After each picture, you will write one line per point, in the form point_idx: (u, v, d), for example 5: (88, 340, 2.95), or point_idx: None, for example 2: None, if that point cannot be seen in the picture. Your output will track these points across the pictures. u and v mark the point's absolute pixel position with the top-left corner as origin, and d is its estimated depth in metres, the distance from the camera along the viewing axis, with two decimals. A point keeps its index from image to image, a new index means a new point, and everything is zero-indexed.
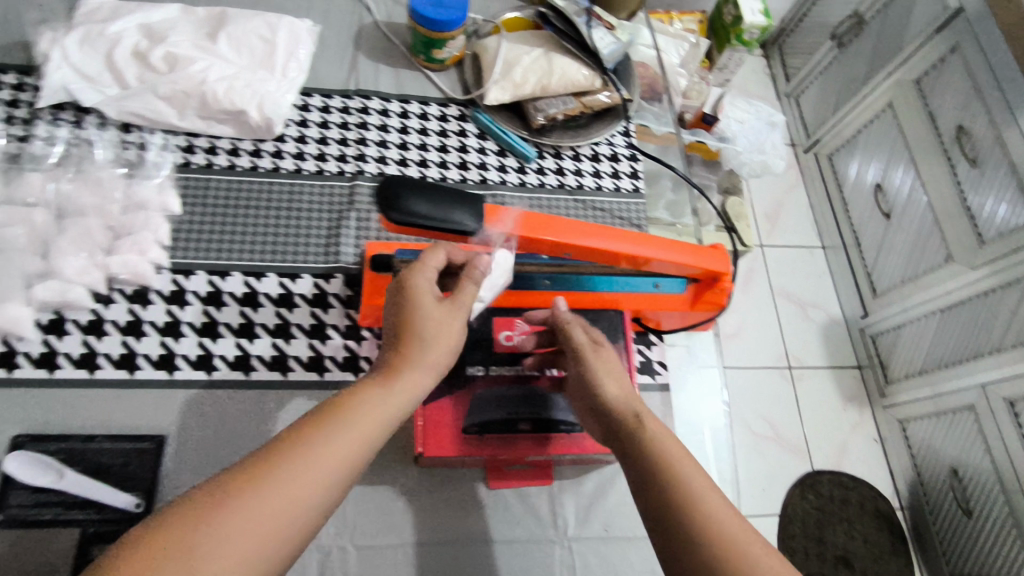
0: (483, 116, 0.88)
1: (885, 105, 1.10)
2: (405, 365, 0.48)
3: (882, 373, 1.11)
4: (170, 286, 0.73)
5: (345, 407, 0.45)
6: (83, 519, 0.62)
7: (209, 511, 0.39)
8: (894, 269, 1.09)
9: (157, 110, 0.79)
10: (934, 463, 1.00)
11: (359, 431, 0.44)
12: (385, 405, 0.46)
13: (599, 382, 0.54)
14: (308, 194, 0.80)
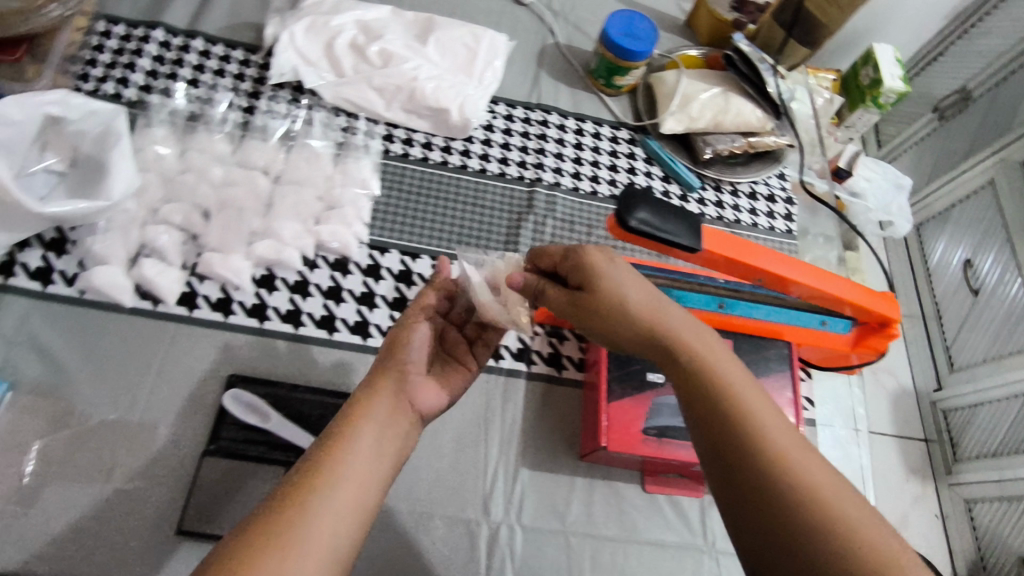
0: (653, 143, 0.94)
1: (987, 181, 0.94)
2: (392, 375, 0.56)
3: (952, 451, 0.90)
4: (367, 260, 0.79)
5: (352, 419, 0.51)
6: (284, 460, 0.67)
7: (293, 515, 0.42)
8: (976, 347, 0.92)
9: (368, 99, 0.85)
10: (1001, 552, 0.80)
11: (373, 431, 0.51)
12: (383, 402, 0.54)
13: (621, 315, 0.49)
14: (491, 193, 0.86)
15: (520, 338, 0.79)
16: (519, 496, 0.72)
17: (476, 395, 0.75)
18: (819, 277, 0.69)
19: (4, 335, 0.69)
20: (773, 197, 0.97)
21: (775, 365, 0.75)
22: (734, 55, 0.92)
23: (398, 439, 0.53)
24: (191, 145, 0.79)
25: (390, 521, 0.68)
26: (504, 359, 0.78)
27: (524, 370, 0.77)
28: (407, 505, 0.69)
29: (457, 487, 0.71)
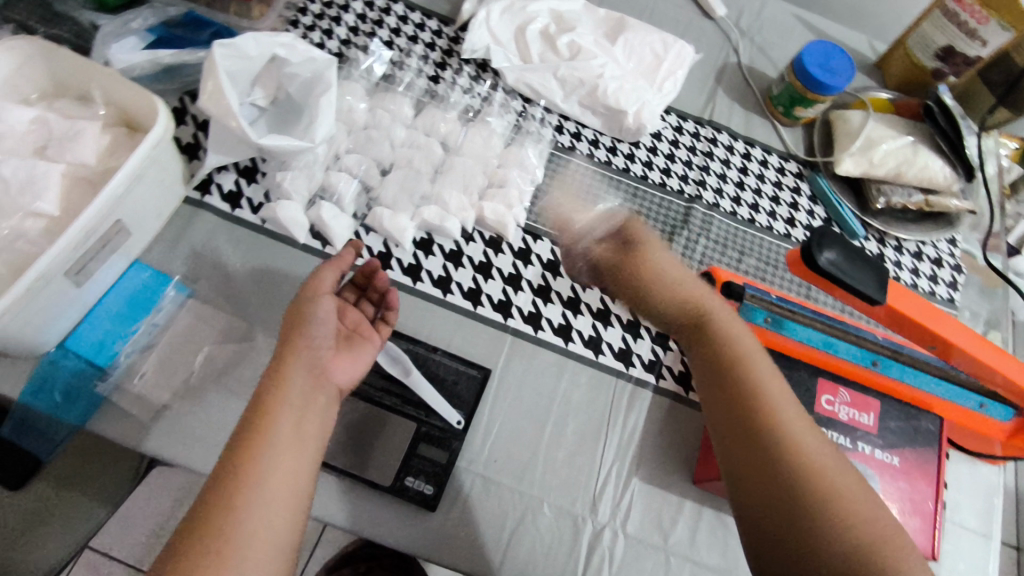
0: (823, 182, 0.90)
1: None
2: (298, 350, 0.54)
3: None
4: (520, 243, 0.80)
5: (266, 404, 0.50)
6: (415, 417, 0.69)
7: (226, 502, 0.44)
8: None
9: (549, 87, 0.86)
10: None
11: (292, 412, 0.50)
12: (302, 377, 0.53)
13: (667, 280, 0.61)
14: (649, 201, 0.86)
15: (654, 350, 0.78)
16: (628, 504, 0.71)
17: (602, 397, 0.75)
18: (1000, 360, 0.66)
19: (191, 247, 0.73)
20: (937, 260, 0.91)
21: (924, 439, 0.70)
22: (935, 107, 0.88)
23: (314, 413, 0.52)
24: (380, 103, 0.83)
25: (504, 499, 0.68)
26: (634, 368, 0.77)
27: (652, 383, 0.77)
28: (521, 487, 0.69)
29: (570, 479, 0.71)
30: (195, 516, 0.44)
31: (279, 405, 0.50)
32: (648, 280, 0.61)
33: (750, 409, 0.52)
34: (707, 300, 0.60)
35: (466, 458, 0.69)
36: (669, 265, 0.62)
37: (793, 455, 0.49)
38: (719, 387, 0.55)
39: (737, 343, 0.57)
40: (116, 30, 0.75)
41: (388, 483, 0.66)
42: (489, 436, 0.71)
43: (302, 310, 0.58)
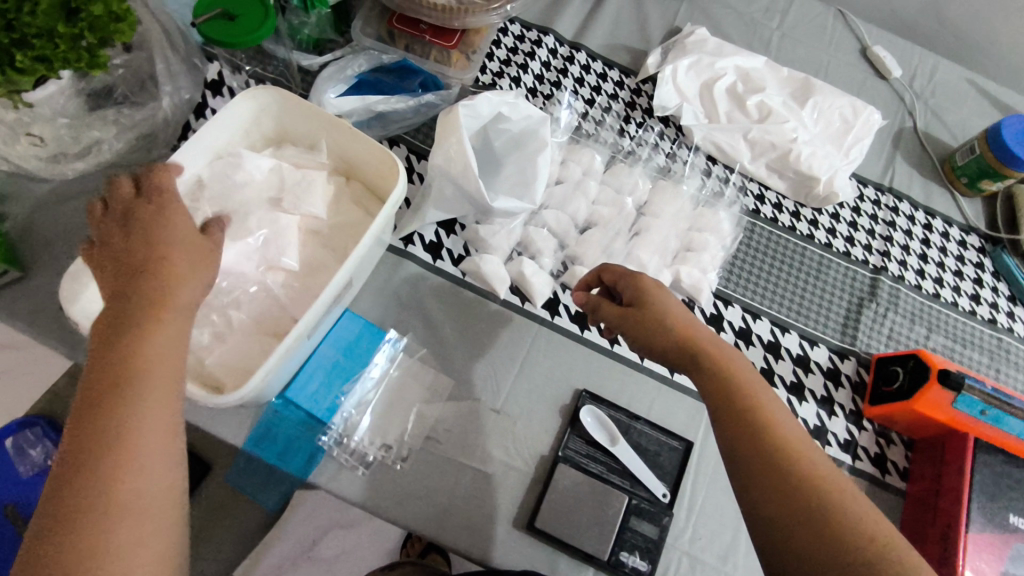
0: (1008, 259, 0.88)
1: None
2: (169, 317, 0.39)
3: None
4: (712, 308, 0.79)
5: (129, 380, 0.37)
6: (623, 487, 0.67)
7: (87, 531, 0.34)
8: None
9: (737, 148, 0.85)
10: None
11: (152, 415, 0.37)
12: (164, 355, 0.39)
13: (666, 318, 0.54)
14: (834, 271, 0.84)
15: (848, 429, 0.76)
16: None
17: None
18: None
19: (397, 297, 0.72)
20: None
21: None
22: None
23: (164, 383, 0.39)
24: (571, 155, 0.82)
25: None
26: (830, 446, 0.75)
27: (848, 463, 0.75)
28: (726, 568, 0.67)
29: None
30: (49, 540, 0.34)
31: (139, 389, 0.37)
32: (655, 313, 0.54)
33: (750, 422, 0.49)
34: (702, 331, 0.54)
35: (672, 533, 0.67)
36: (676, 306, 0.55)
37: (796, 466, 0.46)
38: (718, 399, 0.51)
39: (719, 350, 0.52)
40: (332, 76, 0.75)
41: (603, 558, 0.63)
42: (694, 510, 0.69)
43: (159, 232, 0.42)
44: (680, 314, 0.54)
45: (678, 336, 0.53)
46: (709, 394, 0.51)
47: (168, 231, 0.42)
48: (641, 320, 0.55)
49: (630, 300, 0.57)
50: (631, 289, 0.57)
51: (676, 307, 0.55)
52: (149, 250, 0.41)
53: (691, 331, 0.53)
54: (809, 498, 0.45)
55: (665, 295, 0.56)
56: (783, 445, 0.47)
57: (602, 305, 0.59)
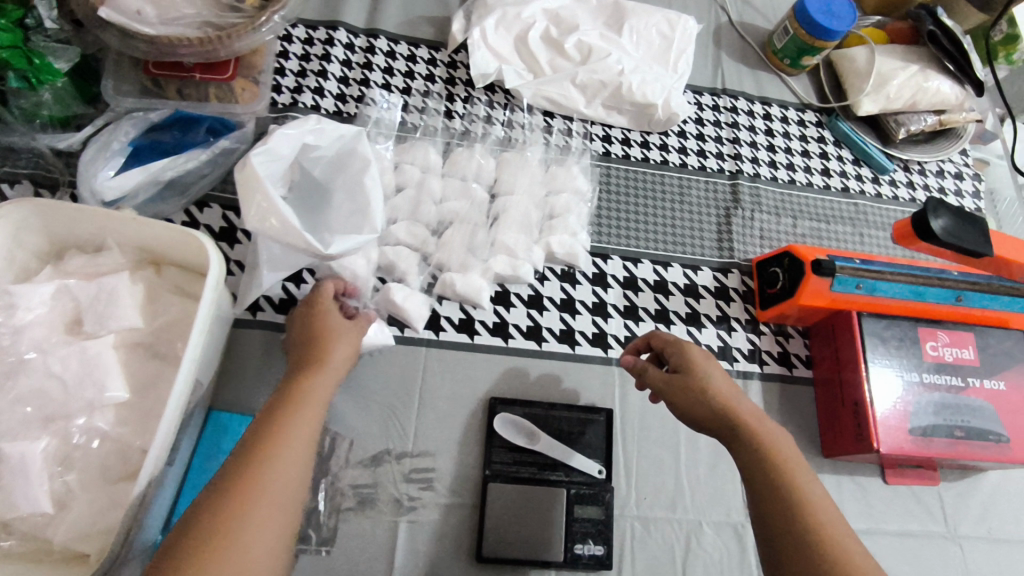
0: (843, 125, 0.91)
1: None
2: (320, 370, 0.54)
3: None
4: (593, 268, 0.77)
5: (287, 409, 0.49)
6: (558, 480, 0.66)
7: (223, 526, 0.41)
8: None
9: (570, 96, 0.82)
10: None
11: (304, 422, 0.49)
12: (320, 400, 0.52)
13: (710, 387, 0.56)
14: (696, 189, 0.84)
15: (749, 339, 0.78)
16: None
17: None
18: None
19: (267, 373, 0.65)
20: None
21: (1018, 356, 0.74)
22: (937, 30, 0.89)
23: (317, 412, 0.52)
24: (404, 157, 0.76)
25: (668, 533, 0.67)
26: (737, 361, 0.77)
27: (757, 371, 0.77)
28: (677, 517, 0.68)
29: (718, 493, 0.69)
30: (200, 528, 0.41)
31: (295, 412, 0.49)
32: (698, 381, 0.57)
33: (771, 474, 0.51)
34: (743, 403, 0.56)
35: (618, 505, 0.67)
36: (720, 378, 0.57)
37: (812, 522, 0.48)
38: (752, 466, 0.52)
39: (758, 421, 0.54)
40: (97, 155, 0.63)
41: (559, 557, 0.62)
42: (632, 475, 0.68)
43: (323, 325, 0.59)
44: (729, 387, 0.57)
45: (714, 401, 0.56)
46: (744, 457, 0.53)
47: (330, 322, 0.59)
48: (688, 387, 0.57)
49: (675, 367, 0.60)
50: (677, 357, 0.60)
51: (720, 379, 0.57)
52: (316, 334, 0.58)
53: (732, 406, 0.55)
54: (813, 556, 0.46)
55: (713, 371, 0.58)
56: (805, 504, 0.49)
57: (648, 372, 0.62)
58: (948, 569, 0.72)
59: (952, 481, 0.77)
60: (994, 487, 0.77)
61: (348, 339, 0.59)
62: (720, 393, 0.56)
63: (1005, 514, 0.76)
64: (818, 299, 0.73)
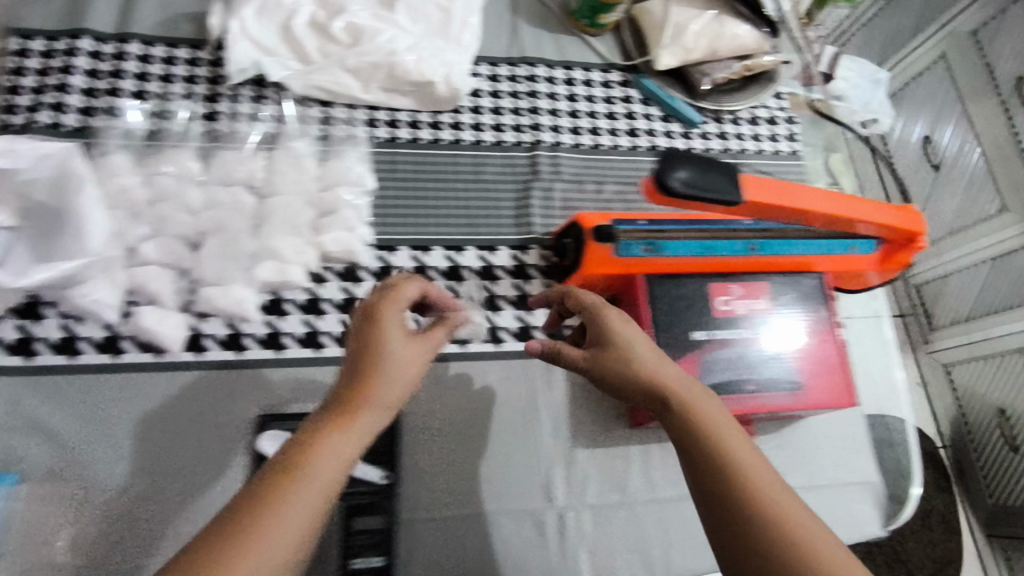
0: (648, 82, 0.88)
1: (938, 57, 1.08)
2: (348, 425, 0.42)
3: (925, 321, 1.15)
4: (377, 262, 0.73)
5: (296, 469, 0.39)
6: (336, 494, 0.63)
7: None
8: (946, 211, 1.09)
9: (343, 83, 0.77)
10: (978, 406, 1.06)
11: (307, 503, 0.38)
12: (337, 465, 0.40)
13: (631, 353, 0.52)
14: (492, 166, 0.81)
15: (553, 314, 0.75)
16: (584, 476, 0.69)
17: (512, 382, 0.72)
18: (850, 204, 0.69)
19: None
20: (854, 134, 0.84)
21: (811, 299, 0.74)
22: None
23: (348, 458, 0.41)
24: (155, 168, 0.70)
25: (462, 530, 0.65)
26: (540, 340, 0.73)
27: None
28: (473, 512, 0.66)
29: (516, 481, 0.68)
30: None
31: (317, 466, 0.39)
32: (616, 350, 0.52)
33: (722, 480, 0.44)
34: (676, 374, 0.51)
35: (408, 508, 0.65)
36: (641, 340, 0.53)
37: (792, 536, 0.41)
38: (683, 437, 0.48)
39: (701, 401, 0.49)
40: None
41: (335, 573, 0.61)
42: (421, 476, 0.66)
43: (376, 352, 0.45)
44: (651, 352, 0.52)
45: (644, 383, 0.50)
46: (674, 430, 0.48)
47: (387, 350, 0.45)
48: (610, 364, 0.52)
49: (591, 338, 0.55)
50: (591, 326, 0.56)
51: (649, 355, 0.52)
52: (361, 370, 0.45)
53: (657, 373, 0.50)
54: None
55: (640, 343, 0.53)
56: (786, 517, 0.42)
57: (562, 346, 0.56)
58: None
59: (771, 433, 0.76)
60: (811, 434, 0.77)
61: (405, 373, 0.46)
62: (641, 358, 0.51)
63: (821, 459, 0.76)
64: (606, 266, 0.70)
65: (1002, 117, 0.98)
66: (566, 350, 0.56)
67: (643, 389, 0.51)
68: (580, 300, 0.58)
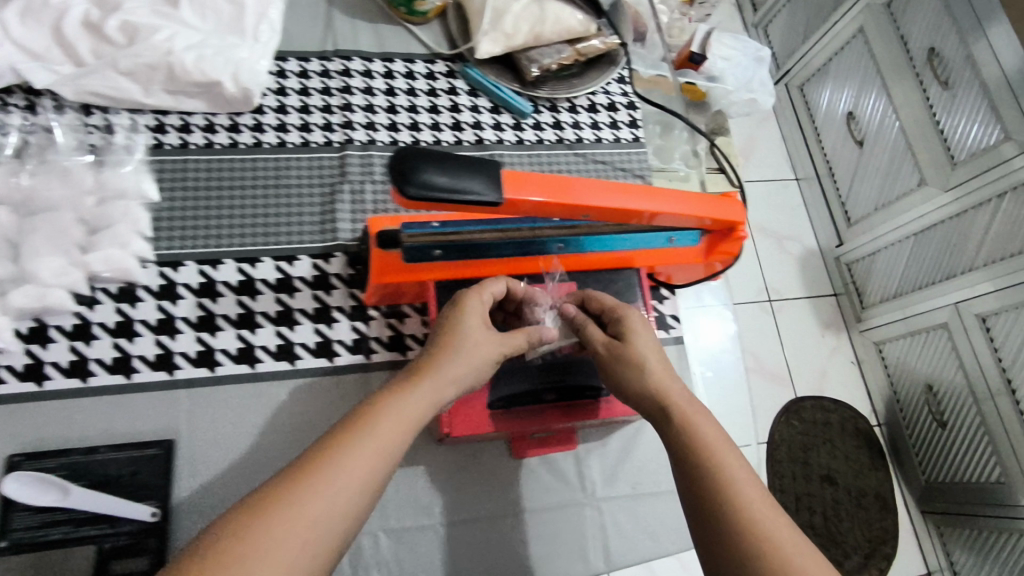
0: (474, 71, 0.83)
1: (856, 29, 1.19)
2: (428, 386, 0.47)
3: (858, 299, 1.25)
4: (158, 281, 0.69)
5: (361, 424, 0.43)
6: (97, 535, 0.60)
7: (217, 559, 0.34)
8: (869, 191, 1.21)
9: (120, 87, 0.71)
10: (910, 379, 1.15)
11: (362, 459, 0.41)
12: (402, 420, 0.44)
13: (645, 360, 0.55)
14: (296, 169, 0.76)
15: (355, 328, 0.72)
16: (382, 500, 0.67)
17: (305, 402, 0.69)
18: (651, 197, 0.65)
19: None
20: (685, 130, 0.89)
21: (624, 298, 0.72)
22: None
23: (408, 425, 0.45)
24: None
25: None
26: (339, 356, 0.71)
27: (365, 362, 0.71)
28: None
29: None
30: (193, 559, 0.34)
31: (380, 427, 0.43)
32: (634, 354, 0.56)
33: (700, 482, 0.47)
34: (678, 388, 0.54)
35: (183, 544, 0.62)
36: (648, 346, 0.56)
37: (755, 535, 0.43)
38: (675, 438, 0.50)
39: (696, 408, 0.51)
40: None
41: None
42: (198, 512, 0.64)
43: (458, 333, 0.52)
44: (661, 360, 0.55)
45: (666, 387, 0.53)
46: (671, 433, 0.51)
47: (462, 330, 0.52)
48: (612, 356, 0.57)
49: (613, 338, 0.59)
50: (614, 329, 0.59)
51: (656, 359, 0.55)
52: (440, 348, 0.51)
53: (664, 380, 0.54)
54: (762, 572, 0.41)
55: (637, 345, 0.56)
56: (741, 508, 0.45)
57: (585, 327, 0.61)
58: (580, 537, 0.69)
59: (594, 441, 0.73)
60: (639, 439, 0.74)
61: (479, 352, 0.52)
62: (655, 366, 0.55)
63: (650, 465, 0.73)
64: (398, 274, 0.67)
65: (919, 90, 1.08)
66: (590, 330, 0.60)
67: (647, 393, 0.54)
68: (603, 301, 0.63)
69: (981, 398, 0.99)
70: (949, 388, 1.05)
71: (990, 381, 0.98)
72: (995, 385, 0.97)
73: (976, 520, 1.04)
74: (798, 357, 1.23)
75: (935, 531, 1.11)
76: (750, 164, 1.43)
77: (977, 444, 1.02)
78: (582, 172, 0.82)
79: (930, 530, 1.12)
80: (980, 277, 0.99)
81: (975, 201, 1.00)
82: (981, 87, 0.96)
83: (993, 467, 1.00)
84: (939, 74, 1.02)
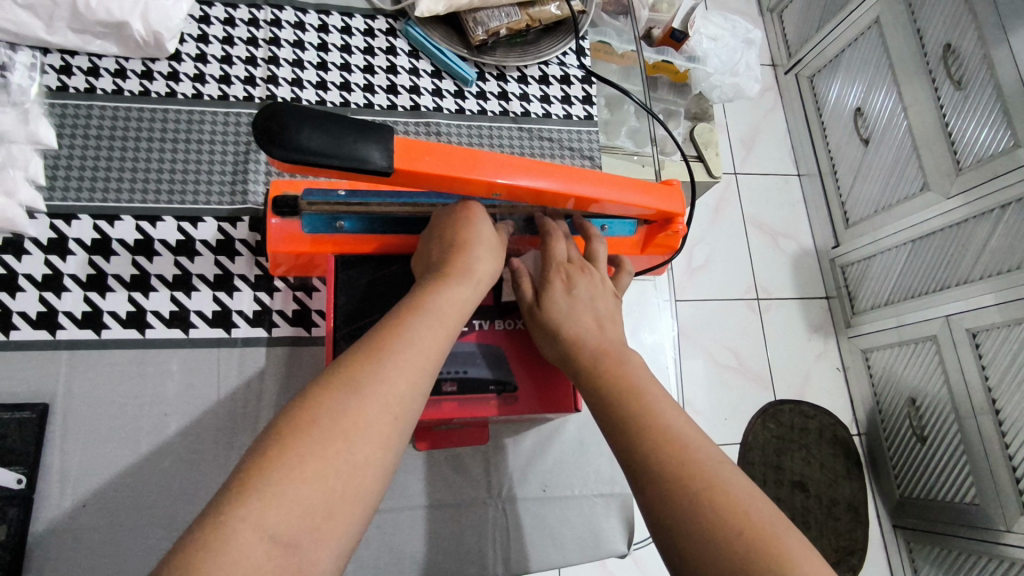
0: (415, 30, 0.77)
1: (873, 21, 1.19)
2: (462, 281, 0.51)
3: (849, 304, 1.29)
4: (48, 234, 0.65)
5: (416, 309, 0.47)
6: None
7: (313, 416, 0.37)
8: (869, 197, 1.24)
9: (18, 21, 0.66)
10: (894, 392, 1.19)
11: (427, 330, 0.45)
12: (455, 306, 0.49)
13: (573, 315, 0.55)
14: (210, 122, 0.71)
15: (258, 299, 0.68)
16: None
17: (195, 374, 0.64)
18: (575, 180, 0.58)
19: None
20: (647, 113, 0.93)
21: None
22: None
23: (456, 306, 0.49)
24: None
25: (108, 541, 0.58)
26: (238, 328, 0.66)
27: (264, 336, 0.67)
28: (124, 523, 0.59)
29: (187, 487, 0.61)
30: (287, 425, 0.37)
31: (433, 308, 0.47)
32: (564, 318, 0.55)
33: (608, 408, 0.48)
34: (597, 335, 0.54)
35: (45, 518, 0.58)
36: (576, 299, 0.57)
37: (655, 433, 0.45)
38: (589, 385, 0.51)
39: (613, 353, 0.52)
40: None
41: None
42: (68, 484, 0.59)
43: (472, 232, 0.55)
44: (583, 317, 0.56)
45: (597, 328, 0.55)
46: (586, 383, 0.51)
47: (476, 227, 0.55)
48: (568, 275, 0.58)
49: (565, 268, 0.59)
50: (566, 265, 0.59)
51: (582, 315, 0.56)
52: (455, 249, 0.53)
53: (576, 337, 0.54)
54: (655, 458, 0.43)
55: (591, 280, 0.58)
56: (641, 416, 0.46)
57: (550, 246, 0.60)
58: (481, 539, 0.65)
59: (506, 437, 0.69)
60: (555, 438, 0.71)
61: (493, 251, 0.55)
62: (575, 327, 0.55)
63: (564, 469, 0.70)
64: (296, 244, 0.62)
65: (929, 90, 1.08)
66: (550, 258, 0.59)
67: (573, 343, 0.54)
68: (585, 229, 0.64)
69: (963, 413, 1.02)
70: (933, 400, 1.08)
71: (972, 397, 1.00)
72: (973, 402, 1.00)
73: (948, 539, 1.08)
74: (780, 359, 1.26)
75: (904, 546, 1.17)
76: (747, 158, 1.42)
77: (954, 455, 1.05)
78: (524, 148, 0.77)
79: (901, 545, 1.17)
80: (973, 291, 1.00)
81: (976, 210, 0.99)
82: (994, 88, 0.95)
83: (967, 483, 1.02)
84: (951, 73, 1.02)
